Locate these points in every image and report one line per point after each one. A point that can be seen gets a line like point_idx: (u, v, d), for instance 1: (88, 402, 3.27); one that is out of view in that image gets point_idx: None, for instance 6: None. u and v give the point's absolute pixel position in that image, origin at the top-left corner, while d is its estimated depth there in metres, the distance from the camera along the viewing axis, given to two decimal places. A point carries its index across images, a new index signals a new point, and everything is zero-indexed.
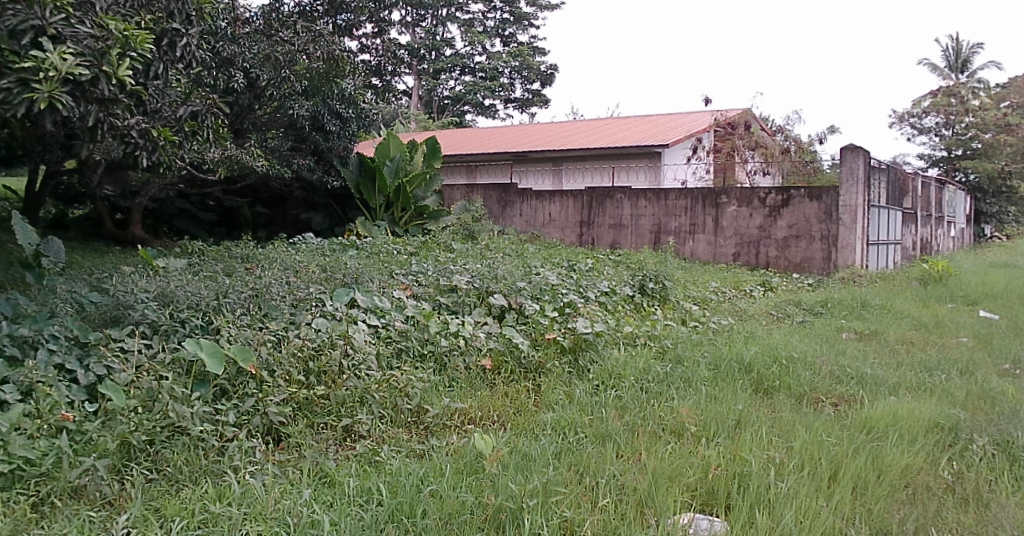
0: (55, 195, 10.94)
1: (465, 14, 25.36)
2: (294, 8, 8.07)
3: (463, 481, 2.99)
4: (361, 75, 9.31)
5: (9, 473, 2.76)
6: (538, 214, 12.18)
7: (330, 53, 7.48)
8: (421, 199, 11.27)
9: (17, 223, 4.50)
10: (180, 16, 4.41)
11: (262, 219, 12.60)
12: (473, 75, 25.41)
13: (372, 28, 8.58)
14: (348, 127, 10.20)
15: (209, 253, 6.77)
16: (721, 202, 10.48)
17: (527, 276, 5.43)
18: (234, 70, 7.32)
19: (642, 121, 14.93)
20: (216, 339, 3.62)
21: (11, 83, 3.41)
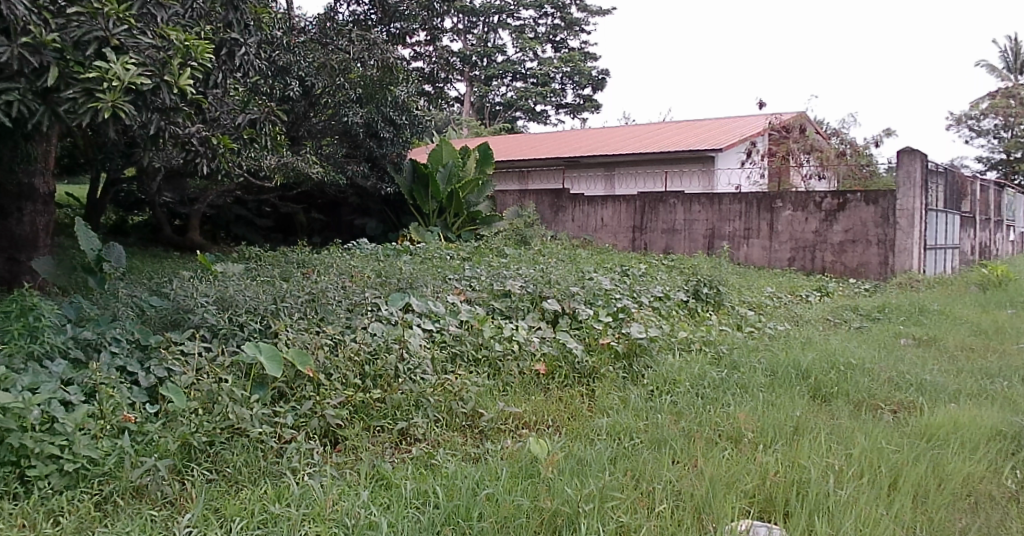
0: (117, 202, 11.28)
1: (515, 20, 25.26)
2: (349, 16, 8.53)
3: (518, 486, 3.00)
4: (415, 81, 9.51)
5: (74, 472, 2.86)
6: (590, 219, 12.16)
7: (382, 60, 8.14)
8: (474, 205, 11.24)
9: (80, 229, 4.61)
10: (239, 25, 4.47)
11: (316, 225, 12.72)
12: (524, 81, 25.51)
13: (424, 36, 9.01)
14: (401, 134, 10.25)
15: (266, 257, 6.99)
16: (776, 207, 10.36)
17: (580, 281, 5.41)
18: (291, 79, 7.29)
19: (695, 126, 14.83)
20: (274, 343, 3.64)
21: (76, 93, 3.37)
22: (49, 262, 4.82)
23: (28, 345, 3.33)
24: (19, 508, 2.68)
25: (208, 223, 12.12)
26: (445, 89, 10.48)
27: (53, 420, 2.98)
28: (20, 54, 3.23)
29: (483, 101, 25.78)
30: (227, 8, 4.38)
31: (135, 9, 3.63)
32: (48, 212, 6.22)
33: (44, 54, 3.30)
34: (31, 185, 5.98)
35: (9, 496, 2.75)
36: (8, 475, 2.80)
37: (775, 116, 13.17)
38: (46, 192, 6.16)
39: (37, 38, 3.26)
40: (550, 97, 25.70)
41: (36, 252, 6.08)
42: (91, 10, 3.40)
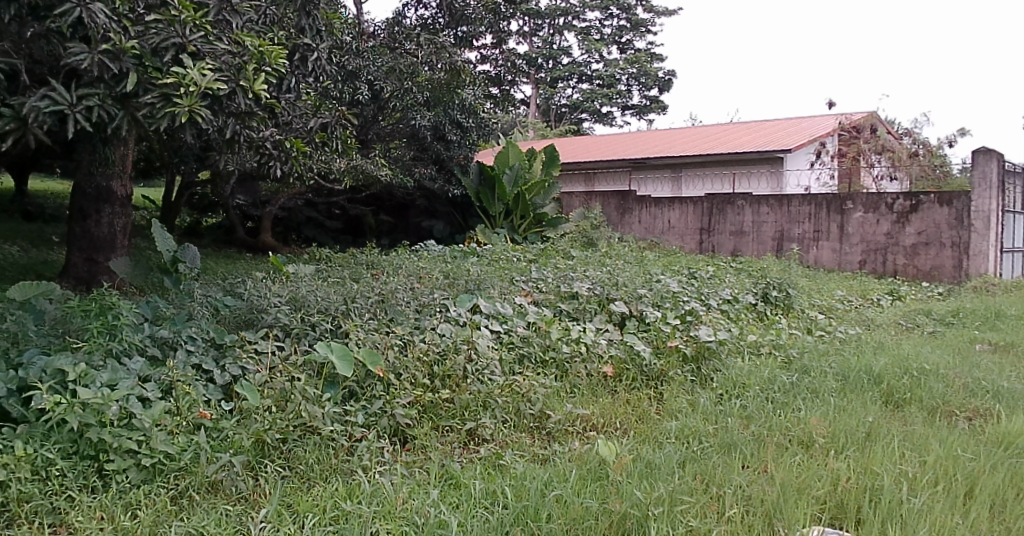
0: (192, 205, 11.67)
1: (581, 22, 24.83)
2: (416, 21, 9.11)
3: (587, 487, 3.00)
4: (481, 86, 9.65)
5: (152, 466, 2.98)
6: (657, 222, 12.08)
7: (450, 63, 8.50)
8: (541, 208, 11.15)
9: (157, 230, 4.77)
10: (311, 31, 4.51)
11: (384, 227, 12.85)
12: (589, 83, 25.17)
13: (492, 39, 9.24)
14: (468, 137, 10.27)
15: (335, 259, 7.07)
16: (846, 208, 10.14)
17: (648, 283, 5.37)
18: (360, 83, 7.89)
19: (763, 125, 14.61)
20: (345, 342, 3.69)
21: (154, 98, 3.38)
22: (128, 262, 4.99)
23: (108, 342, 3.43)
24: (98, 501, 2.83)
25: (279, 225, 12.44)
26: (513, 92, 10.53)
27: (132, 416, 3.10)
28: (100, 61, 3.26)
29: (548, 103, 25.77)
30: (300, 14, 4.44)
31: (210, 17, 3.68)
32: (126, 214, 6.37)
33: (124, 61, 3.32)
34: (108, 187, 6.18)
35: (90, 488, 2.91)
36: (88, 468, 2.95)
37: (845, 117, 12.91)
38: (124, 195, 6.34)
39: (117, 45, 3.28)
40: (616, 99, 25.13)
41: (114, 253, 6.28)
42: (168, 18, 3.45)
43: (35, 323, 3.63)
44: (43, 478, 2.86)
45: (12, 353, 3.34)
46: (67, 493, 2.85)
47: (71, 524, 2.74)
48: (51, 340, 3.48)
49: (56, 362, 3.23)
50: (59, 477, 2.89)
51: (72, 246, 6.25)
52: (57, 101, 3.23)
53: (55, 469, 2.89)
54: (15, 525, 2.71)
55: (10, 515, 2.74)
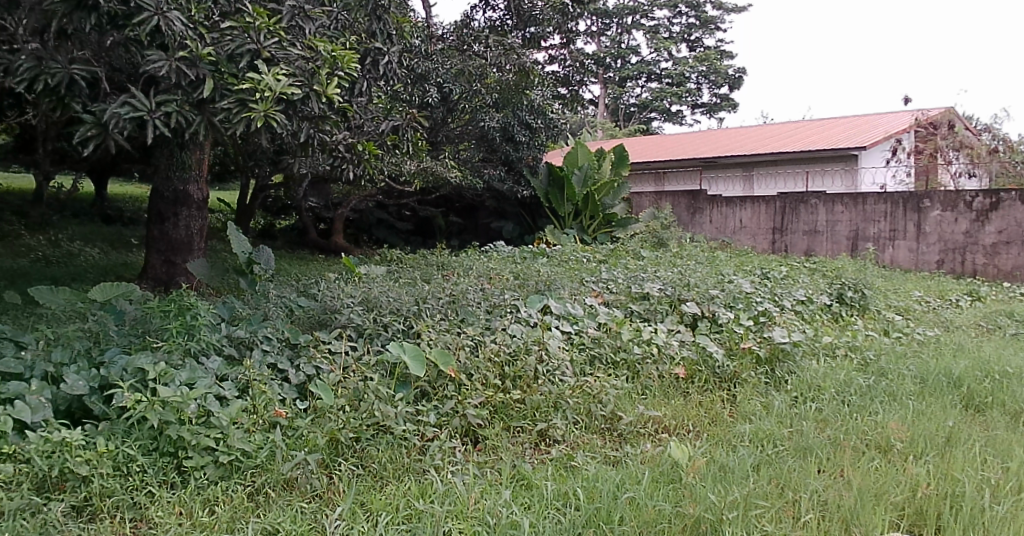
0: (267, 207, 11.97)
1: (649, 20, 23.48)
2: (484, 23, 8.57)
3: (659, 490, 2.97)
4: (551, 86, 9.46)
5: (229, 464, 3.04)
6: (728, 221, 11.66)
7: (518, 65, 8.46)
8: (610, 208, 11.02)
9: (233, 232, 4.85)
10: (383, 35, 4.36)
11: (454, 228, 12.82)
12: (658, 81, 23.81)
13: (559, 39, 8.86)
14: (537, 137, 10.23)
15: (406, 261, 7.01)
16: (923, 206, 9.81)
17: (720, 284, 5.28)
18: (429, 85, 7.87)
19: (837, 122, 13.99)
20: (417, 343, 3.72)
21: (230, 103, 3.31)
22: (205, 264, 5.11)
23: (186, 342, 3.51)
24: (176, 497, 2.91)
25: (350, 226, 12.56)
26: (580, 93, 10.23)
27: (209, 414, 3.17)
28: (178, 67, 3.21)
29: (617, 102, 24.40)
30: (372, 17, 4.26)
31: (284, 23, 3.57)
32: (203, 216, 6.37)
33: (200, 67, 3.27)
34: (185, 190, 6.19)
35: (169, 484, 3.01)
36: (168, 464, 3.05)
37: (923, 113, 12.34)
38: (200, 198, 6.33)
39: (194, 51, 3.24)
40: (685, 98, 23.81)
41: (192, 255, 6.27)
42: (243, 24, 3.37)
43: (115, 324, 3.77)
44: (125, 473, 2.98)
45: (96, 352, 3.48)
46: (147, 489, 2.95)
47: (151, 519, 2.82)
48: (132, 340, 3.58)
49: (136, 361, 3.32)
50: (140, 472, 3.01)
51: (151, 248, 6.30)
52: (137, 107, 3.22)
53: (137, 465, 3.01)
54: (97, 519, 2.82)
55: (93, 509, 2.86)
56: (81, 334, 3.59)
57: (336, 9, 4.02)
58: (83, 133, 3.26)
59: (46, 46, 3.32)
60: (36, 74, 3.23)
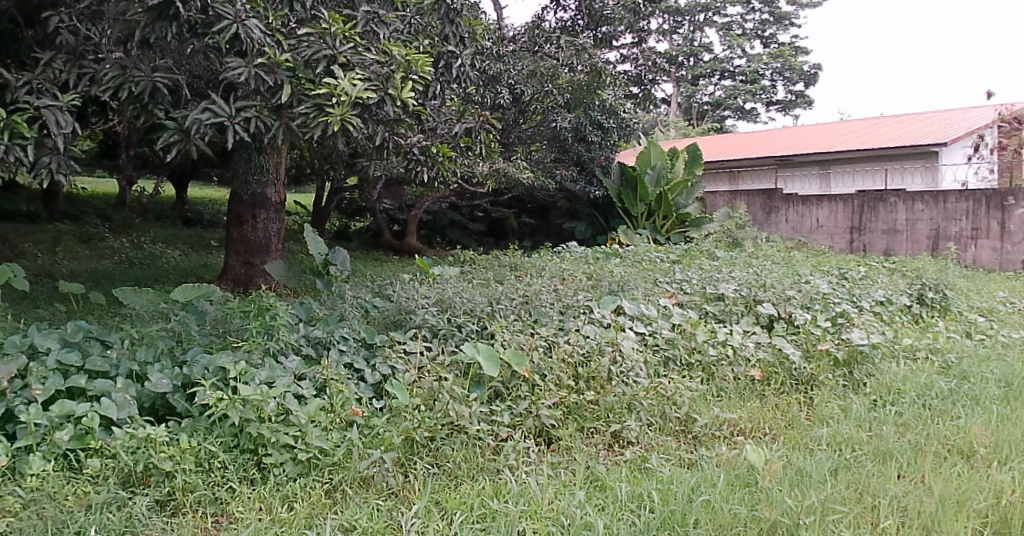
0: (341, 209, 12.16)
1: (723, 17, 22.58)
2: (555, 24, 8.44)
3: (735, 493, 2.94)
4: (623, 86, 9.37)
5: (308, 461, 3.10)
6: (805, 220, 11.21)
7: (591, 66, 8.36)
8: (683, 208, 10.71)
9: (309, 234, 4.95)
10: (456, 38, 4.21)
11: (527, 229, 12.76)
12: (733, 78, 22.86)
13: (630, 39, 8.65)
14: (609, 137, 10.31)
15: (479, 261, 7.11)
16: (1007, 205, 9.21)
17: (796, 284, 5.18)
18: (501, 87, 8.09)
19: (922, 116, 13.29)
20: (491, 343, 3.74)
21: (308, 108, 3.33)
22: (282, 266, 5.26)
23: (266, 341, 3.59)
24: (257, 492, 2.98)
25: (423, 228, 12.40)
26: (654, 91, 9.80)
27: (288, 411, 3.24)
28: (257, 73, 3.26)
29: (690, 100, 23.31)
30: (445, 20, 4.09)
31: (359, 28, 3.58)
32: (280, 218, 6.40)
33: (278, 73, 3.31)
34: (263, 193, 6.22)
35: (249, 480, 3.07)
36: (248, 461, 3.12)
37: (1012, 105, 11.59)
38: (277, 201, 6.36)
39: (271, 58, 3.27)
40: (760, 94, 22.71)
41: (269, 256, 6.27)
42: (319, 30, 3.39)
43: (197, 323, 3.85)
44: (207, 469, 3.05)
45: (179, 351, 3.57)
46: (229, 484, 3.02)
47: (232, 514, 2.90)
48: (212, 340, 3.67)
49: (217, 360, 3.39)
50: (222, 469, 3.08)
51: (230, 249, 6.32)
52: (217, 113, 3.28)
53: (218, 461, 3.08)
54: (180, 513, 2.90)
55: (176, 503, 2.94)
56: (164, 334, 3.68)
57: (410, 13, 3.90)
58: (166, 138, 3.33)
59: (131, 56, 3.38)
60: (121, 83, 3.30)
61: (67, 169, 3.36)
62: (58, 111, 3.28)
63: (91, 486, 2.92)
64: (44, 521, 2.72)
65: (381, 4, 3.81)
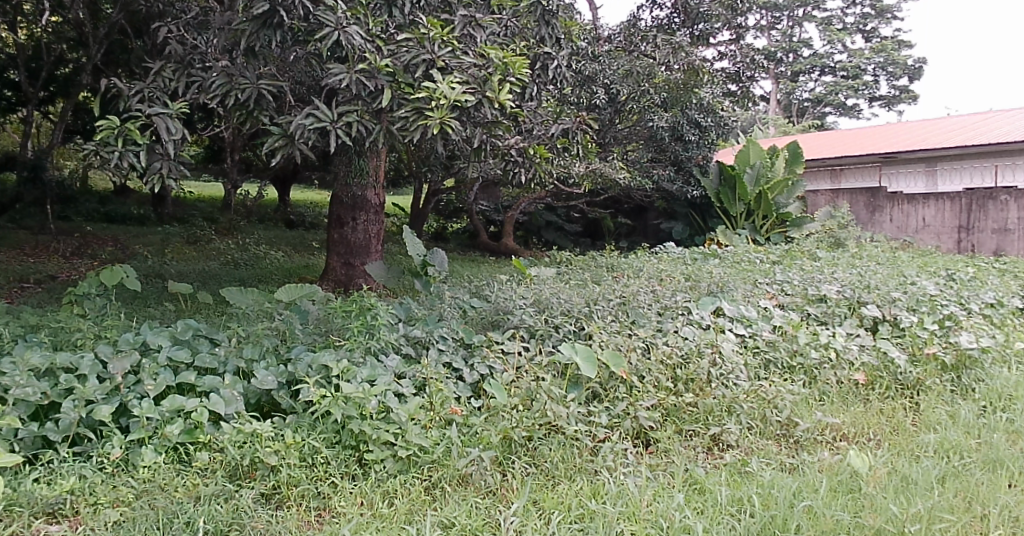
0: (439, 210, 12.42)
1: (822, 12, 20.81)
2: (651, 22, 8.66)
3: (838, 499, 2.88)
4: (721, 84, 9.36)
5: (407, 458, 3.15)
6: (910, 219, 10.22)
7: (688, 63, 8.24)
8: (784, 207, 10.45)
9: (408, 235, 5.06)
10: (553, 39, 4.19)
11: (624, 230, 12.65)
12: (834, 75, 20.86)
13: (729, 35, 8.97)
14: (706, 136, 10.00)
15: (576, 261, 7.18)
16: None
17: (901, 286, 5.01)
18: (597, 87, 7.95)
19: None
20: (588, 344, 3.75)
21: (407, 112, 3.37)
22: (383, 267, 5.39)
23: (367, 340, 3.66)
24: (359, 488, 3.04)
25: (520, 229, 12.53)
26: (753, 87, 10.06)
27: (389, 410, 3.30)
28: (358, 79, 3.31)
29: (790, 98, 21.61)
30: (541, 22, 4.08)
31: (456, 32, 3.60)
32: (379, 221, 6.33)
33: (379, 78, 3.35)
34: (364, 195, 6.15)
35: (351, 476, 3.13)
36: (349, 457, 3.18)
37: None
38: (377, 203, 6.29)
39: (372, 63, 3.32)
40: (862, 91, 20.58)
41: (369, 257, 6.24)
42: (418, 36, 3.42)
43: (300, 323, 3.94)
44: (310, 464, 3.12)
45: (283, 349, 3.67)
46: (331, 479, 3.08)
47: (333, 508, 2.97)
48: (315, 339, 3.76)
49: (320, 358, 3.47)
50: (325, 464, 3.14)
51: (330, 249, 6.32)
52: (320, 118, 3.34)
53: (321, 457, 3.15)
54: (285, 507, 2.97)
55: (281, 496, 3.01)
56: (269, 332, 3.77)
57: (506, 16, 3.90)
58: (271, 143, 3.41)
59: (237, 64, 3.49)
60: (228, 90, 3.39)
61: (177, 175, 3.46)
62: (168, 118, 3.37)
63: (200, 478, 3.04)
64: (155, 512, 2.83)
65: (477, 9, 3.84)
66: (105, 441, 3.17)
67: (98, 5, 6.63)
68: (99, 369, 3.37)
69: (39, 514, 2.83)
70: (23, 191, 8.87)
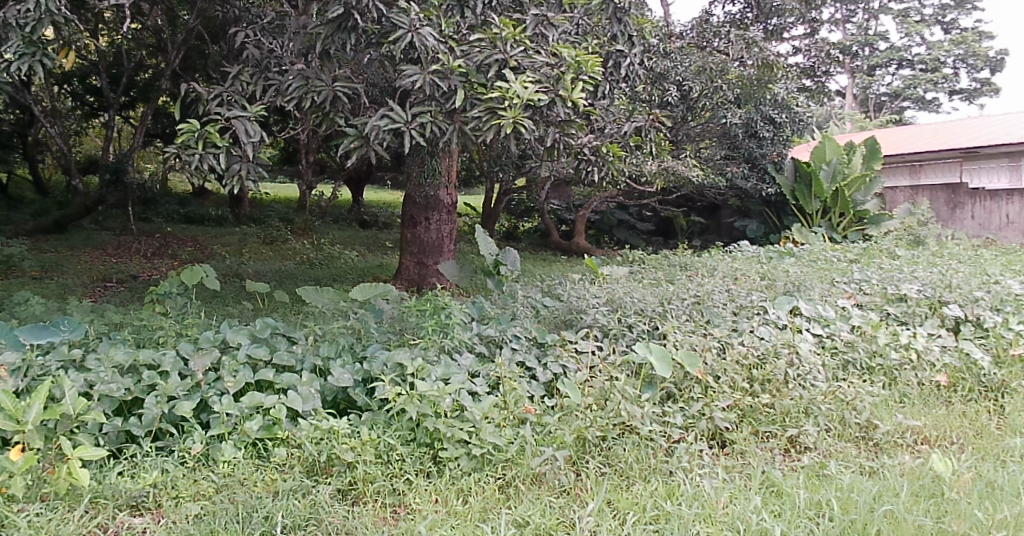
0: (510, 210, 12.59)
1: (898, 3, 19.95)
2: (724, 18, 8.31)
3: (920, 504, 2.83)
4: (796, 79, 9.16)
5: (482, 456, 3.17)
6: (993, 216, 9.94)
7: (762, 59, 7.84)
8: (862, 204, 10.18)
9: (481, 236, 5.11)
10: (626, 37, 4.05)
11: (697, 229, 12.54)
12: (911, 68, 20.15)
13: (802, 29, 8.67)
14: (781, 133, 10.17)
15: (649, 261, 7.11)
16: None
17: (987, 285, 4.88)
18: (668, 85, 8.03)
19: None
20: (663, 344, 3.73)
21: (481, 112, 3.39)
22: (455, 267, 5.36)
23: (442, 339, 3.71)
24: (434, 485, 3.07)
25: (591, 228, 12.55)
26: (828, 83, 9.61)
27: (463, 408, 3.30)
28: (432, 80, 3.34)
29: (866, 92, 21.06)
30: (614, 20, 3.96)
31: (530, 32, 3.65)
32: (452, 221, 6.35)
33: (452, 78, 3.38)
34: (436, 196, 6.18)
35: (425, 473, 3.16)
36: (424, 454, 3.21)
37: None
38: (450, 203, 6.32)
39: (446, 64, 3.35)
40: (942, 84, 20.02)
41: (441, 257, 6.29)
42: (490, 36, 3.45)
43: (375, 321, 4.00)
44: (386, 461, 3.16)
45: (358, 347, 3.73)
46: (406, 476, 3.12)
47: (408, 504, 3.00)
48: (390, 337, 3.82)
49: (396, 356, 3.51)
50: (400, 461, 3.18)
51: (403, 249, 6.40)
52: (395, 119, 3.36)
53: (397, 454, 3.18)
54: (361, 502, 3.01)
55: (357, 492, 3.05)
56: (345, 330, 3.86)
57: (577, 15, 3.88)
58: (347, 145, 3.46)
59: (312, 67, 3.55)
60: (304, 92, 3.45)
61: (256, 176, 3.49)
62: (246, 121, 3.44)
63: (278, 473, 3.10)
64: (235, 506, 2.89)
65: (549, 8, 3.87)
66: (186, 436, 3.25)
67: (174, 12, 6.95)
68: (180, 366, 3.44)
69: (123, 507, 2.95)
70: (105, 194, 8.84)
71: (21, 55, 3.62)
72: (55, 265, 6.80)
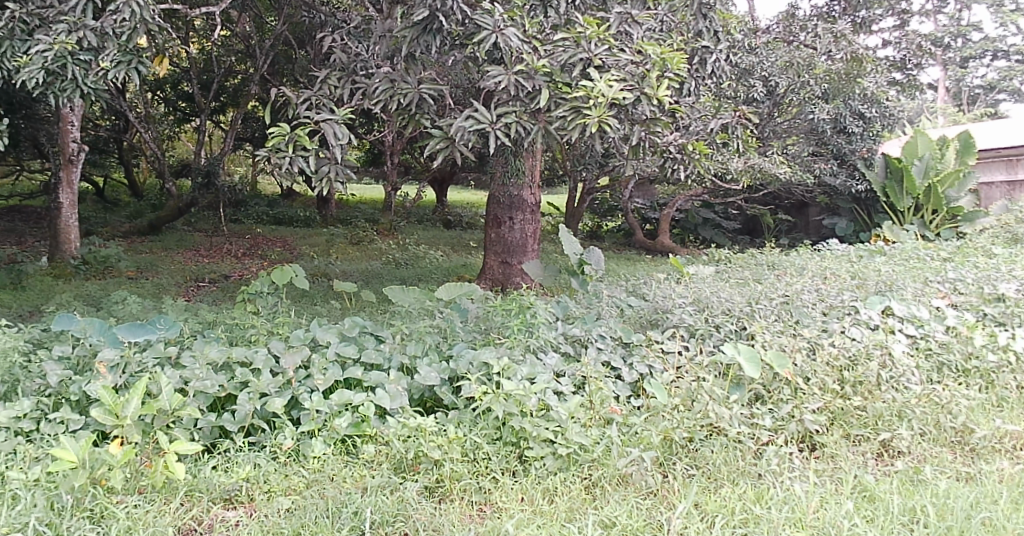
0: (593, 209, 12.67)
1: None
2: (810, 11, 7.93)
3: (1020, 511, 2.76)
4: (885, 73, 8.94)
5: (568, 456, 3.16)
6: None
7: (850, 53, 7.72)
8: (956, 201, 9.88)
9: (566, 237, 5.12)
10: (710, 33, 4.14)
11: (784, 227, 12.36)
12: (1007, 59, 19.49)
13: (893, 22, 8.26)
14: (871, 127, 10.08)
15: (735, 260, 7.02)
16: None
17: None
18: (755, 81, 8.09)
19: None
20: (750, 344, 3.72)
21: (565, 111, 3.37)
22: (538, 266, 5.30)
23: (527, 339, 3.74)
24: (521, 483, 3.08)
25: (675, 227, 12.55)
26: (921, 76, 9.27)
27: (548, 408, 3.33)
28: (516, 80, 3.34)
29: (959, 84, 20.77)
30: (699, 15, 4.06)
31: (613, 29, 3.63)
32: (535, 220, 6.38)
33: (536, 79, 3.38)
34: (520, 195, 6.23)
35: (511, 471, 3.17)
36: (510, 453, 3.22)
37: None
38: (533, 202, 6.34)
39: (529, 64, 3.36)
40: None
41: (525, 256, 6.31)
42: (574, 35, 3.45)
43: (460, 320, 4.07)
44: (472, 459, 3.19)
45: (444, 347, 3.79)
46: (492, 474, 3.13)
47: (494, 502, 3.00)
48: (475, 336, 3.89)
49: (481, 355, 3.56)
50: (486, 459, 3.20)
51: (487, 249, 6.45)
52: (479, 120, 3.37)
53: (483, 452, 3.21)
54: (447, 500, 3.02)
55: (443, 490, 3.06)
56: (432, 330, 3.93)
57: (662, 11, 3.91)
58: (433, 146, 3.49)
59: (397, 70, 3.62)
60: (390, 95, 3.51)
61: (344, 178, 3.55)
62: (335, 124, 3.50)
63: (366, 470, 3.13)
64: (325, 501, 2.92)
65: (631, 5, 3.85)
66: (277, 432, 3.33)
67: (258, 18, 7.28)
68: (272, 363, 3.53)
69: (216, 500, 2.99)
70: (191, 197, 9.24)
71: (118, 62, 3.73)
72: (149, 266, 7.27)
